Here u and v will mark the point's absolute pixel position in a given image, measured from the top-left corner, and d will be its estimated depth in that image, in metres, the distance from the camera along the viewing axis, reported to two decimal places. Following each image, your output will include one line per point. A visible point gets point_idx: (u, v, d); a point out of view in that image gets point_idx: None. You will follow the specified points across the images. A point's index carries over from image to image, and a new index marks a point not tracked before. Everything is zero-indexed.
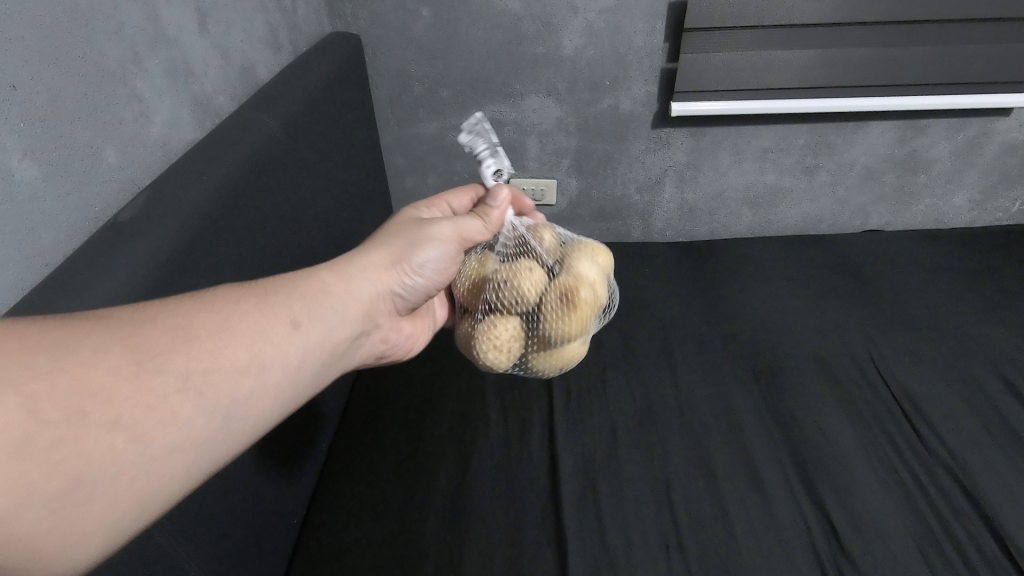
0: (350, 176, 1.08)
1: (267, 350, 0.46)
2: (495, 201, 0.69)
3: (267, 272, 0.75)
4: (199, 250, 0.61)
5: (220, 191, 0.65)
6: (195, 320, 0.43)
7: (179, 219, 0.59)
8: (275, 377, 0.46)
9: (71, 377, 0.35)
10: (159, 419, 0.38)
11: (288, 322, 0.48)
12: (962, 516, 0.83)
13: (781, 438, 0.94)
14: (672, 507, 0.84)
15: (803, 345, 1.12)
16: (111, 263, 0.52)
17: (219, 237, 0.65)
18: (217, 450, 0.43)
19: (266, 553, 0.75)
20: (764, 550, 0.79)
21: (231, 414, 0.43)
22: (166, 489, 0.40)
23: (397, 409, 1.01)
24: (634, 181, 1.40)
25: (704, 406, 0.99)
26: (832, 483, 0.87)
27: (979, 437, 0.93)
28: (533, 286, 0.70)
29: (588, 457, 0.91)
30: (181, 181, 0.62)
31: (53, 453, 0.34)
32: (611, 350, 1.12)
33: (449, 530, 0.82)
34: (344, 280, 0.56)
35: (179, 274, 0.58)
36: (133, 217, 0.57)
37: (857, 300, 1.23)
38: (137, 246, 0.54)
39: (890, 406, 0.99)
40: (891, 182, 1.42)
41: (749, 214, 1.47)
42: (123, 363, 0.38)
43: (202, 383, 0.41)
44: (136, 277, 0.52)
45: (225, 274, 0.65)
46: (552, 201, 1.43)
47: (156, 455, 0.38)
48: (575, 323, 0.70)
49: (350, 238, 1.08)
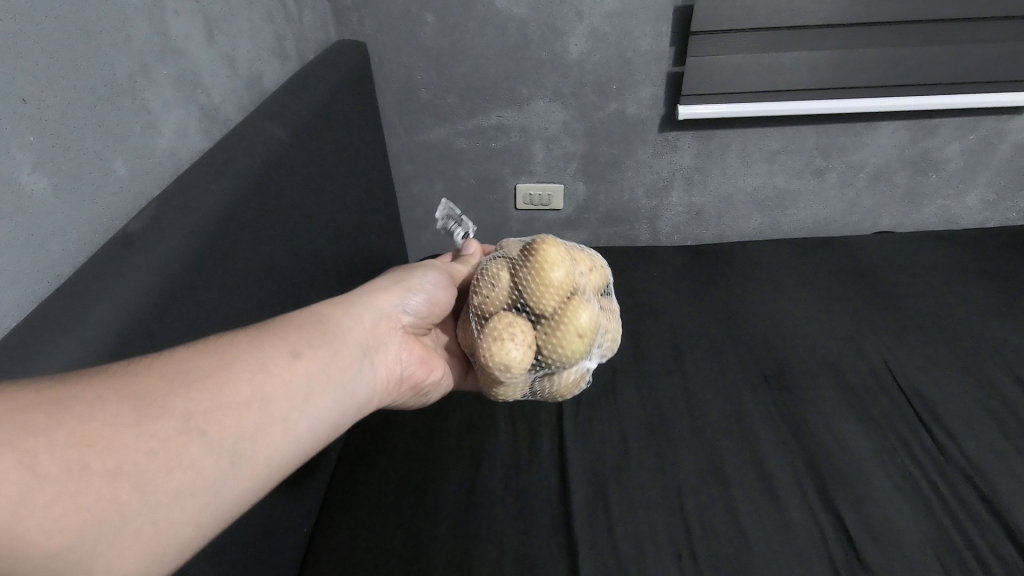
0: (357, 183, 1.08)
1: (269, 382, 0.45)
2: (468, 248, 0.81)
3: (276, 279, 0.75)
4: (205, 264, 0.60)
5: (230, 199, 0.65)
6: (190, 363, 0.42)
7: (186, 231, 0.58)
8: (282, 411, 0.45)
9: (68, 430, 0.34)
10: (163, 465, 0.37)
11: (288, 352, 0.48)
12: (979, 522, 0.81)
13: (795, 445, 0.93)
14: (685, 515, 0.83)
15: (814, 349, 1.11)
16: (119, 271, 0.52)
17: (230, 246, 0.65)
18: (230, 492, 0.41)
19: (277, 562, 0.76)
20: (779, 559, 0.78)
21: (240, 452, 0.41)
22: (178, 538, 0.38)
23: (405, 417, 1.01)
24: (642, 185, 1.39)
25: (715, 412, 0.99)
26: (848, 490, 0.86)
27: (997, 443, 0.91)
28: (502, 269, 0.72)
29: (598, 464, 0.91)
30: (187, 193, 0.62)
31: (54, 509, 0.32)
32: (620, 356, 1.11)
33: (460, 536, 0.82)
34: (343, 308, 0.57)
35: (187, 288, 0.57)
36: (143, 228, 0.57)
37: (869, 304, 1.21)
38: (140, 266, 0.53)
39: (905, 410, 0.97)
40: (901, 183, 1.41)
41: (758, 217, 1.46)
42: (121, 411, 0.36)
43: (206, 422, 0.40)
44: (136, 305, 0.51)
45: (233, 284, 0.65)
46: (559, 206, 1.43)
47: (163, 503, 0.37)
48: (552, 269, 0.68)
49: (359, 246, 1.08)
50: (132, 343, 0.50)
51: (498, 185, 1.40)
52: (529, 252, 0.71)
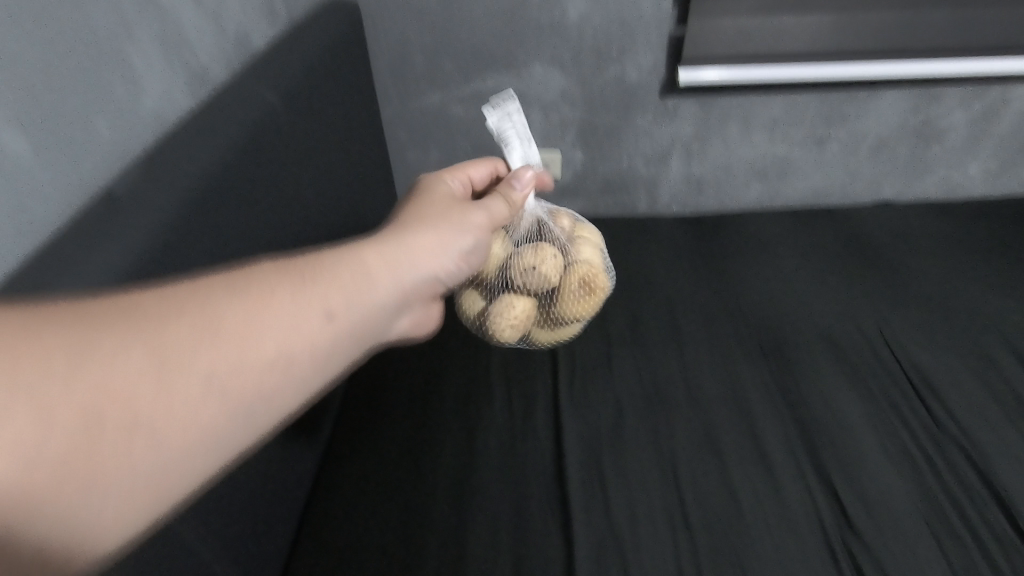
0: (352, 151, 1.06)
1: (299, 343, 0.42)
2: (520, 183, 0.72)
3: (268, 247, 0.74)
4: (198, 225, 0.59)
5: (221, 162, 0.64)
6: (223, 309, 0.39)
7: (176, 194, 0.57)
8: (303, 372, 0.43)
9: (87, 381, 0.33)
10: (178, 420, 0.36)
11: (326, 313, 0.44)
12: (972, 493, 0.82)
13: (790, 414, 0.93)
14: (679, 483, 0.84)
15: (811, 320, 1.10)
16: (108, 235, 0.51)
17: (222, 210, 0.64)
18: (237, 445, 0.40)
19: (272, 527, 0.76)
20: (771, 525, 0.79)
21: (255, 410, 0.40)
22: (183, 489, 0.37)
23: (401, 386, 1.01)
24: (640, 154, 1.37)
25: (711, 382, 0.99)
26: (842, 458, 0.87)
27: (992, 415, 0.91)
28: (556, 270, 0.73)
29: (593, 432, 0.91)
30: (177, 158, 0.61)
31: (64, 461, 0.31)
32: (616, 326, 1.11)
33: (456, 503, 0.83)
34: (391, 262, 0.52)
35: (180, 252, 0.56)
36: (128, 193, 0.55)
37: (867, 275, 1.21)
38: (131, 230, 0.52)
39: (900, 381, 0.98)
40: (903, 154, 1.39)
41: (757, 187, 1.44)
42: (144, 363, 0.35)
43: (228, 379, 0.38)
44: (130, 265, 0.50)
45: (224, 250, 0.64)
46: (556, 175, 1.41)
47: (172, 457, 0.36)
48: (589, 309, 0.76)
49: (355, 215, 1.07)
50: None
51: (495, 153, 1.38)
52: (586, 277, 0.74)
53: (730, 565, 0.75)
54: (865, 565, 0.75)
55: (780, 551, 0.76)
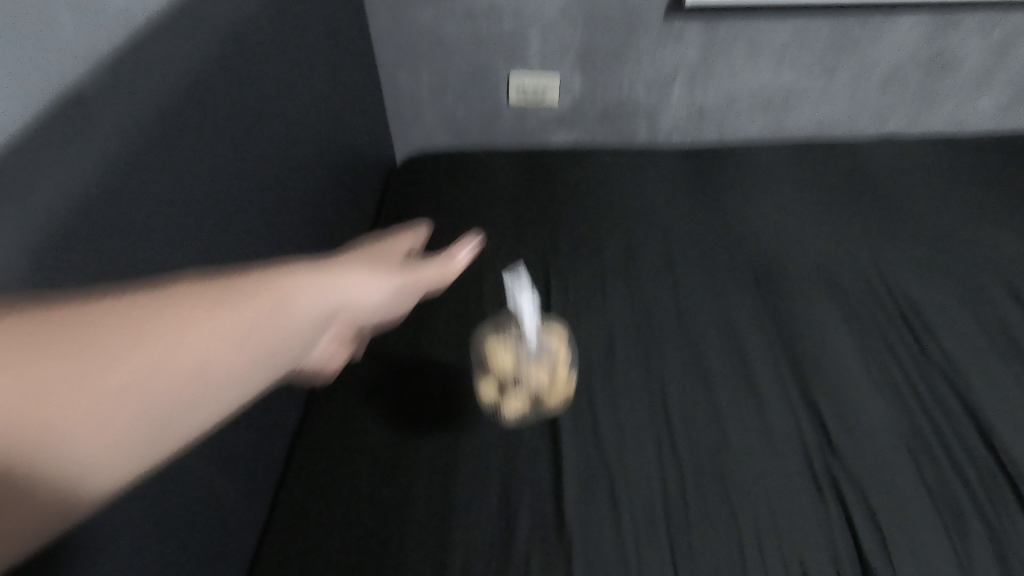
0: (333, 72, 1.02)
1: (225, 355, 0.38)
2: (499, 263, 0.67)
3: (245, 168, 0.72)
4: (168, 140, 0.58)
5: (184, 75, 0.61)
6: (151, 312, 0.35)
7: (134, 110, 0.54)
8: (224, 382, 0.38)
9: (3, 383, 0.30)
10: (96, 425, 0.32)
11: (255, 323, 0.40)
12: (954, 421, 0.83)
13: (781, 345, 0.94)
14: (668, 408, 0.86)
15: (807, 253, 1.10)
16: (64, 154, 0.48)
17: (191, 127, 0.62)
18: (149, 454, 0.36)
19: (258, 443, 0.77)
20: (756, 448, 0.81)
21: (171, 422, 0.36)
22: (86, 500, 0.33)
23: (391, 310, 1.00)
24: (642, 80, 1.33)
25: (704, 312, 0.99)
26: (829, 387, 0.88)
27: (979, 347, 0.92)
28: (541, 442, 0.82)
29: (584, 359, 0.92)
30: (141, 70, 0.58)
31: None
32: (611, 256, 1.10)
33: (445, 421, 0.84)
34: (331, 285, 0.47)
35: (143, 169, 0.54)
36: (81, 109, 0.52)
37: (866, 209, 1.19)
38: (97, 137, 0.51)
39: (892, 313, 0.98)
40: (913, 86, 1.35)
41: (761, 118, 1.40)
42: (60, 364, 0.31)
43: (149, 389, 0.34)
44: (90, 176, 0.49)
45: (200, 166, 0.63)
46: (553, 101, 1.36)
47: (77, 469, 0.32)
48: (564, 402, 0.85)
49: (335, 137, 1.04)
50: (84, 219, 0.48)
51: (491, 76, 1.33)
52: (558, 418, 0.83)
53: (714, 483, 0.77)
54: (845, 486, 0.77)
55: (762, 472, 0.78)
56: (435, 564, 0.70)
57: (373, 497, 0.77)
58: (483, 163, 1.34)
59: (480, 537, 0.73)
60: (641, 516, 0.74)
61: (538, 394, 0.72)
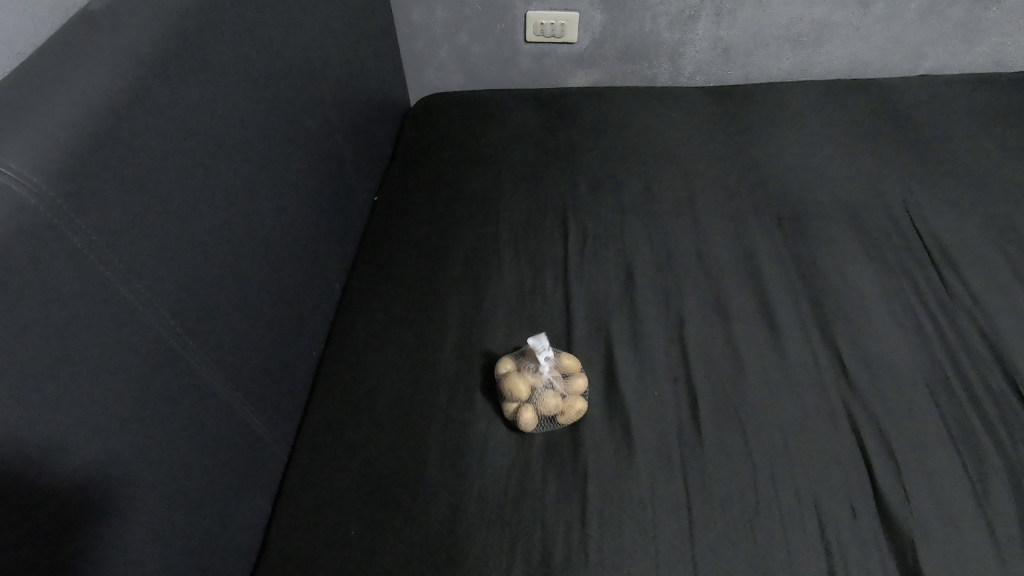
0: (337, 13, 1.01)
1: None
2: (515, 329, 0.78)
3: (243, 108, 0.73)
4: (151, 86, 0.59)
5: (163, 24, 0.63)
6: None
7: (111, 61, 0.56)
8: None
9: None
10: None
11: None
12: (977, 359, 0.82)
13: (801, 284, 0.93)
14: (684, 345, 0.86)
15: (832, 192, 1.07)
16: (42, 103, 0.51)
17: (180, 71, 0.63)
18: None
19: (274, 378, 0.80)
20: (771, 384, 0.81)
21: None
22: None
23: (408, 253, 1.01)
24: (664, 15, 1.29)
25: (723, 252, 0.98)
26: (849, 325, 0.87)
27: (1008, 287, 0.89)
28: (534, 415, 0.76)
29: (599, 299, 0.92)
30: (114, 24, 0.60)
31: None
32: (630, 196, 1.09)
33: (463, 361, 0.86)
34: None
35: (132, 115, 0.56)
36: (56, 65, 0.54)
37: (897, 148, 1.15)
38: (61, 97, 0.52)
39: (919, 253, 0.96)
40: (954, 17, 1.28)
41: (790, 54, 1.35)
42: None
43: None
44: (72, 120, 0.51)
45: (193, 108, 0.64)
46: (572, 39, 1.33)
47: None
48: (570, 400, 0.78)
49: (341, 75, 1.03)
50: (80, 157, 0.50)
51: (508, 14, 1.30)
52: (560, 406, 0.77)
53: (727, 417, 0.78)
54: (860, 419, 0.77)
55: (776, 406, 0.79)
56: (452, 491, 0.73)
57: (393, 429, 0.79)
58: (502, 104, 1.32)
59: (496, 466, 0.75)
60: (653, 448, 0.76)
61: (546, 383, 0.78)
